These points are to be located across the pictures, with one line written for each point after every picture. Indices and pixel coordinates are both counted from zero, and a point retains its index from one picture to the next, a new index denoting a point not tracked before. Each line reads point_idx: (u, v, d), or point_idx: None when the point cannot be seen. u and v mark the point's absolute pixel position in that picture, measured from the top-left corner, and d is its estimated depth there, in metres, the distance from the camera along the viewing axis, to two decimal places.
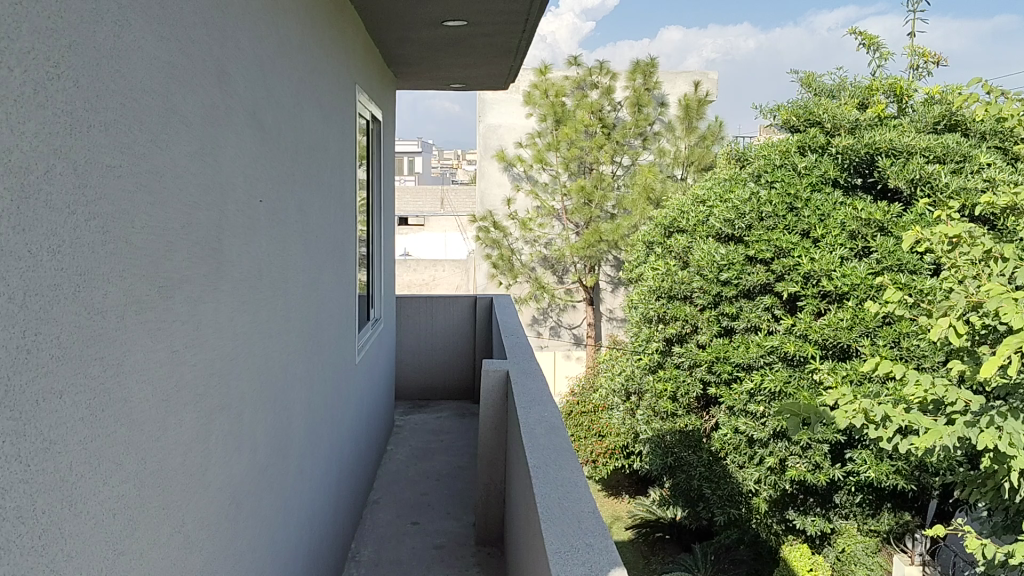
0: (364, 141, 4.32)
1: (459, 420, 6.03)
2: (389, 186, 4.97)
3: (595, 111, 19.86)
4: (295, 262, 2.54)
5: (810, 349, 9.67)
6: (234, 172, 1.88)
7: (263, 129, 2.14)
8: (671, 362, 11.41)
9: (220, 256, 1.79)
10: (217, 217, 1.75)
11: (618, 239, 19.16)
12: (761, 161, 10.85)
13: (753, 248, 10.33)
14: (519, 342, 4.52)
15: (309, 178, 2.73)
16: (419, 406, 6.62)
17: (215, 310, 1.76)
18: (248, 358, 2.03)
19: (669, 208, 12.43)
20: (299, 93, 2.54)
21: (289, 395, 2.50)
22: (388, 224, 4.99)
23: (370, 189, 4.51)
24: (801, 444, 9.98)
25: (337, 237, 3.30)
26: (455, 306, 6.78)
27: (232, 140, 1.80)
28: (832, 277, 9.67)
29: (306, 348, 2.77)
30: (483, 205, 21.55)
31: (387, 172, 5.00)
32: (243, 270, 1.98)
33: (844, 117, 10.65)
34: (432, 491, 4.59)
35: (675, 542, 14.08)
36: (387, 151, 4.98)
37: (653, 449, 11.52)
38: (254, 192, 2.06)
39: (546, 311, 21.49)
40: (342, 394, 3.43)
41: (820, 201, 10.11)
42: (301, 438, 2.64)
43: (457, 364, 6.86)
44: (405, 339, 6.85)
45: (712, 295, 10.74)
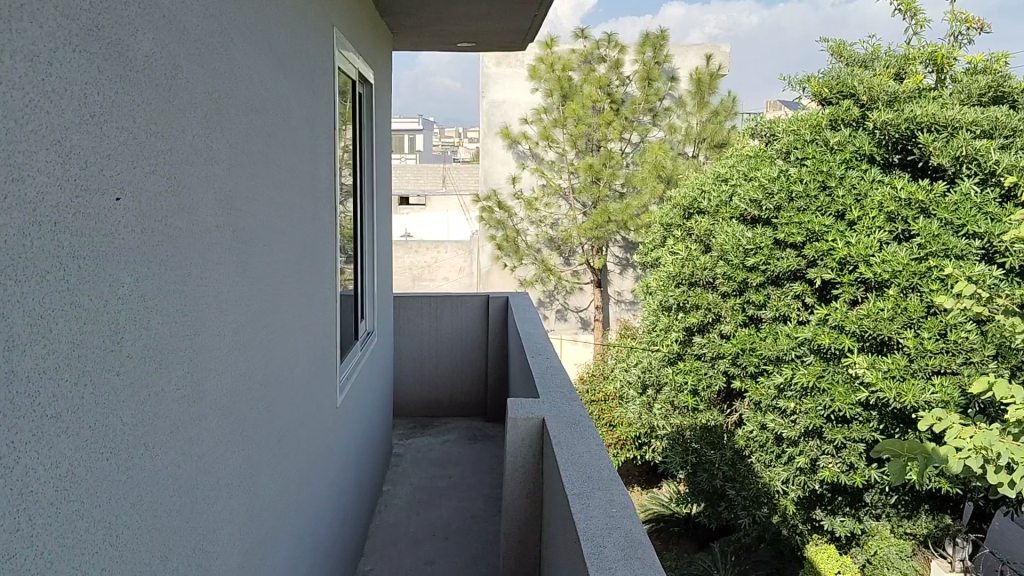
0: (348, 109, 3.48)
1: (468, 448, 5.26)
2: (383, 171, 4.19)
3: (603, 87, 18.97)
4: (231, 287, 1.71)
5: (846, 341, 8.89)
6: (71, 137, 1.00)
7: (154, 63, 1.26)
8: (691, 354, 10.64)
9: (40, 307, 0.94)
10: (20, 233, 0.89)
11: (629, 220, 18.44)
12: (790, 136, 10.05)
13: (781, 231, 9.51)
14: (545, 370, 3.72)
15: (257, 159, 1.89)
16: (422, 425, 5.88)
17: (23, 410, 0.91)
18: (130, 479, 1.20)
19: (689, 187, 11.63)
20: (233, 26, 1.68)
21: (227, 500, 1.70)
22: (384, 217, 4.22)
23: (357, 172, 3.67)
24: (834, 443, 9.24)
25: (306, 236, 2.47)
26: (464, 308, 6.02)
27: (71, 84, 1.00)
28: (870, 263, 8.87)
29: (259, 403, 1.97)
30: (487, 184, 20.47)
31: (383, 154, 4.24)
32: (106, 322, 1.12)
33: (881, 89, 9.74)
34: (439, 558, 3.83)
35: (688, 536, 13.35)
36: (383, 131, 4.22)
37: (672, 446, 10.79)
38: (137, 170, 1.20)
39: (552, 294, 20.64)
40: (316, 453, 2.63)
41: (854, 179, 9.26)
42: (245, 558, 1.84)
43: (465, 374, 6.11)
44: (406, 344, 6.09)
45: (737, 281, 9.97)
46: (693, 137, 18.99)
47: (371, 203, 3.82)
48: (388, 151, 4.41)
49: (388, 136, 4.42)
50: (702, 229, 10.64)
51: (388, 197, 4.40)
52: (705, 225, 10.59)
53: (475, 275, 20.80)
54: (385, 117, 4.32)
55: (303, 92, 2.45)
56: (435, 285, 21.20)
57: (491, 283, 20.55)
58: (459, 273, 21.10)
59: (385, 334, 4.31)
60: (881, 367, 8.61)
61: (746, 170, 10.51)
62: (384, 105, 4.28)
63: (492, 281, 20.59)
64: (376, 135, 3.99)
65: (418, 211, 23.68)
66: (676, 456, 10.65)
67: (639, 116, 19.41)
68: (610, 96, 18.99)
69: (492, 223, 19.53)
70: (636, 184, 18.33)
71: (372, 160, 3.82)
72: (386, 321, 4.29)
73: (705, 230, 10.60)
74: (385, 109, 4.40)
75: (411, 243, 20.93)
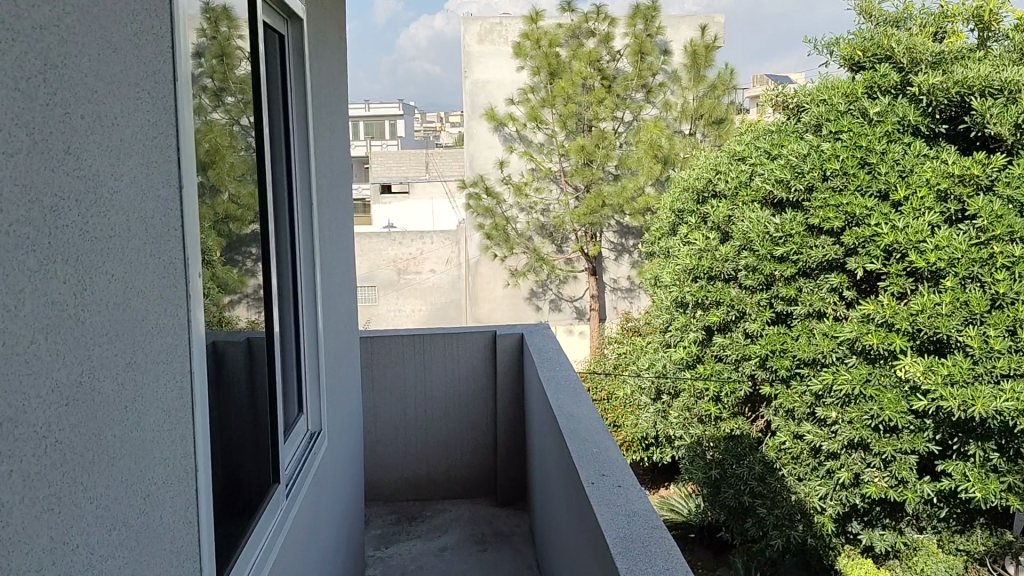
0: (255, 72, 2.17)
1: (475, 560, 4.10)
2: (333, 187, 3.01)
3: (593, 62, 17.68)
4: None
5: (897, 341, 7.72)
6: None
7: None
8: (710, 355, 9.43)
9: None
10: None
11: (625, 203, 17.19)
12: (819, 106, 8.86)
13: (815, 215, 8.33)
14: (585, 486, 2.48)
15: None
16: (409, 512, 4.70)
17: None
18: None
19: (700, 167, 10.44)
20: None
21: None
22: (337, 254, 3.03)
23: (277, 177, 2.37)
24: (881, 456, 8.11)
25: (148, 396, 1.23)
26: (461, 349, 4.83)
27: None
28: (922, 251, 7.65)
29: None
30: (473, 169, 19.31)
31: (333, 168, 3.04)
32: None
33: (925, 50, 8.54)
34: None
35: (703, 545, 12.13)
36: (330, 134, 3.01)
37: (691, 461, 9.56)
38: None
39: (545, 283, 19.39)
40: None
41: (898, 154, 8.07)
42: None
43: (466, 430, 4.95)
44: (386, 397, 4.87)
45: (764, 274, 8.79)
46: (690, 114, 17.73)
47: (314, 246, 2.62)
48: (342, 158, 3.23)
49: (342, 139, 3.24)
50: (720, 215, 9.44)
51: (346, 223, 3.22)
52: (722, 211, 9.38)
53: (464, 266, 19.65)
54: (336, 112, 3.13)
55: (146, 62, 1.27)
56: (422, 277, 19.99)
57: (481, 272, 19.42)
58: (446, 265, 19.88)
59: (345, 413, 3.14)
60: (939, 370, 7.48)
61: (769, 147, 9.32)
62: (331, 96, 3.07)
63: (481, 270, 19.45)
64: (318, 142, 2.78)
65: (401, 199, 22.44)
66: (698, 473, 9.40)
67: (632, 93, 18.20)
68: (601, 72, 17.73)
69: (479, 212, 18.19)
70: (632, 165, 17.09)
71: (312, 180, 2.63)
72: (345, 397, 3.12)
73: (724, 217, 9.40)
74: (337, 101, 3.20)
75: (394, 235, 19.75)
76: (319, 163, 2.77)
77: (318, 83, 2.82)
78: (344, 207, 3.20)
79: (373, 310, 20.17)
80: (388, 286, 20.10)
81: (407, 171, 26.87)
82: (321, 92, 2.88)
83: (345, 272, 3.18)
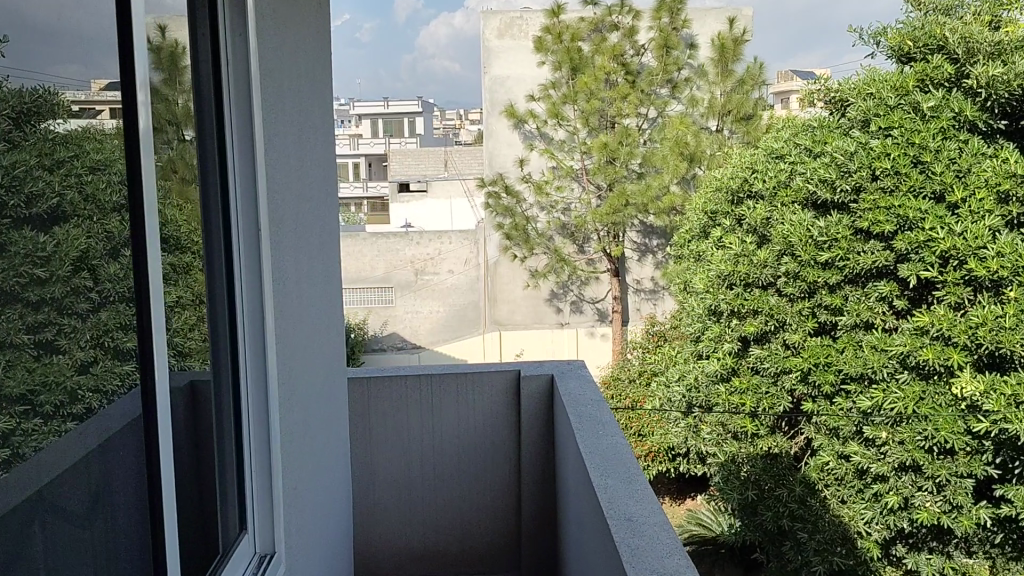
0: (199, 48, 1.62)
1: None
2: (309, 212, 2.42)
3: (617, 57, 17.08)
4: None
5: (954, 355, 7.13)
6: None
7: None
8: (746, 367, 8.82)
9: None
10: None
11: (649, 202, 16.53)
12: (866, 100, 8.29)
13: (863, 218, 7.76)
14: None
15: None
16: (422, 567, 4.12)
17: None
18: None
19: (733, 165, 9.80)
20: None
21: None
22: (314, 294, 2.44)
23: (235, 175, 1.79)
24: (935, 479, 7.47)
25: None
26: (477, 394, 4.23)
27: None
28: (982, 258, 7.05)
29: None
30: (492, 168, 18.82)
31: (308, 187, 2.44)
32: None
33: (983, 38, 7.84)
34: None
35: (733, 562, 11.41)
36: (304, 146, 2.41)
37: (722, 481, 8.94)
38: None
39: (566, 284, 18.92)
40: None
41: (953, 151, 7.48)
42: None
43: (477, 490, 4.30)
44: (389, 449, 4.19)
45: (806, 282, 8.19)
46: (717, 110, 17.06)
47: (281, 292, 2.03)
48: (322, 174, 2.63)
49: (321, 150, 2.64)
50: (758, 218, 8.82)
51: (325, 255, 2.63)
52: (760, 213, 8.79)
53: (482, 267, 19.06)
54: (311, 119, 2.53)
55: (61, 51, 1.08)
56: (440, 279, 19.12)
57: (500, 273, 19.03)
58: (464, 265, 19.10)
59: (324, 489, 2.54)
60: (1002, 390, 6.87)
61: (811, 145, 8.69)
62: (306, 95, 2.47)
63: (501, 270, 19.07)
64: (288, 157, 2.19)
65: (418, 198, 21.84)
66: (734, 493, 8.78)
67: (656, 88, 17.59)
68: (625, 66, 17.10)
69: (499, 211, 17.65)
70: (656, 163, 16.40)
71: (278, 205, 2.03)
72: (323, 468, 2.53)
73: (762, 220, 8.78)
74: (314, 104, 2.60)
75: (412, 235, 18.73)
76: (289, 183, 2.17)
77: (287, 81, 2.23)
78: (322, 235, 2.61)
79: (389, 311, 19.06)
80: (405, 286, 19.04)
81: (425, 169, 26.25)
82: (291, 91, 2.28)
83: (325, 314, 2.60)
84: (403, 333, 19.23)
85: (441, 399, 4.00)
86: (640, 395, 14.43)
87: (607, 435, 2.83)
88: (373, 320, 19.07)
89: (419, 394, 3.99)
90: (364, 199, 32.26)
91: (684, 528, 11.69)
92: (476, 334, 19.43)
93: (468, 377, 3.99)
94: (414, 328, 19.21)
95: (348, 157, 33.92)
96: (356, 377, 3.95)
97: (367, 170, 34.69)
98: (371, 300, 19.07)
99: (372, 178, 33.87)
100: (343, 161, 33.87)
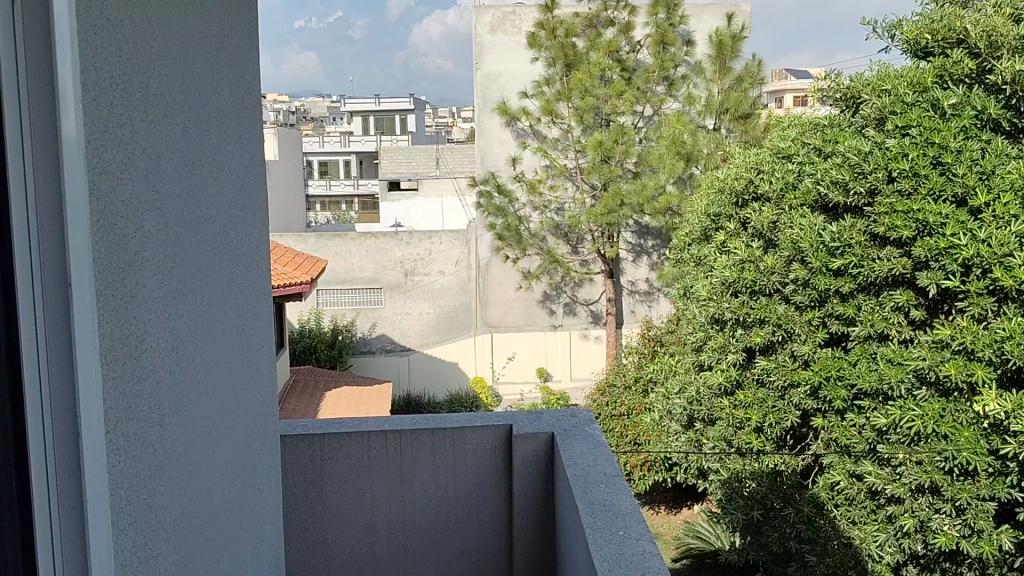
0: None
1: None
2: (218, 242, 1.82)
3: (612, 53, 16.54)
4: None
5: (978, 370, 6.63)
6: None
7: None
8: (751, 381, 8.33)
9: None
10: None
11: (645, 202, 16.03)
12: (882, 97, 7.82)
13: (878, 223, 7.28)
14: None
15: None
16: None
17: None
18: None
19: (738, 166, 9.33)
20: None
21: None
22: (224, 347, 1.85)
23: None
24: (954, 502, 6.95)
25: None
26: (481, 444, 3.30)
27: None
28: (1008, 267, 6.50)
29: None
30: (484, 166, 18.35)
31: (219, 207, 1.84)
32: None
33: (1008, 32, 7.36)
34: None
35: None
36: (213, 151, 1.80)
37: (725, 498, 8.62)
38: None
39: (558, 285, 18.49)
40: None
41: (976, 152, 6.99)
42: None
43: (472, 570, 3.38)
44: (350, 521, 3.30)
45: (817, 290, 7.71)
46: (715, 108, 16.39)
47: (143, 364, 1.43)
48: (248, 187, 2.03)
49: (247, 157, 2.03)
50: (764, 222, 8.33)
51: (247, 293, 2.02)
52: (767, 216, 8.30)
53: (474, 268, 18.61)
54: (229, 116, 1.91)
55: None
56: (430, 280, 18.49)
57: (491, 275, 18.68)
58: (455, 266, 18.50)
59: None
60: None
61: (821, 144, 8.20)
62: (221, 83, 1.86)
63: (492, 272, 18.72)
64: (172, 168, 1.58)
65: (408, 197, 21.26)
66: (739, 513, 8.47)
67: (653, 86, 17.11)
68: (621, 63, 16.61)
69: (490, 211, 16.91)
70: (652, 162, 15.86)
71: (140, 240, 1.43)
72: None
73: (769, 224, 8.29)
74: (239, 98, 1.99)
75: (402, 234, 17.96)
76: (172, 205, 1.57)
77: (179, 66, 1.63)
78: (242, 267, 1.99)
79: (377, 313, 18.35)
80: (394, 287, 18.37)
81: (416, 168, 25.66)
82: (188, 80, 1.67)
83: (245, 371, 1.98)
84: (392, 334, 18.49)
85: (411, 458, 3.27)
86: (637, 402, 13.94)
87: (633, 542, 2.31)
88: (361, 321, 18.37)
89: (384, 453, 3.26)
90: (354, 197, 31.63)
91: (681, 541, 11.21)
92: (466, 336, 18.78)
93: (445, 434, 3.28)
94: (403, 329, 18.51)
95: (339, 154, 33.29)
96: (292, 435, 3.21)
97: (357, 167, 34.05)
98: (359, 301, 18.36)
99: (363, 176, 33.25)
100: (334, 158, 33.21)
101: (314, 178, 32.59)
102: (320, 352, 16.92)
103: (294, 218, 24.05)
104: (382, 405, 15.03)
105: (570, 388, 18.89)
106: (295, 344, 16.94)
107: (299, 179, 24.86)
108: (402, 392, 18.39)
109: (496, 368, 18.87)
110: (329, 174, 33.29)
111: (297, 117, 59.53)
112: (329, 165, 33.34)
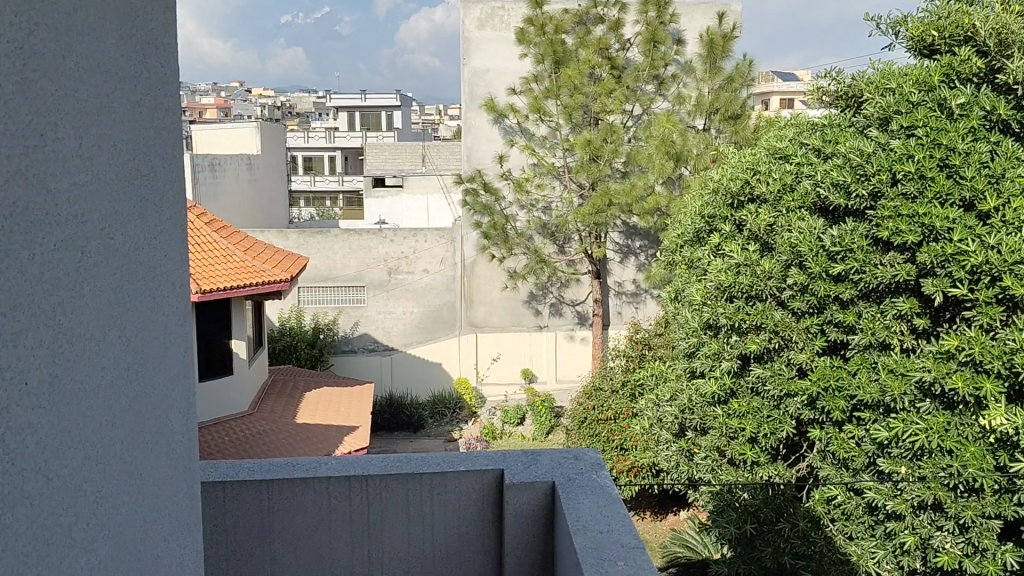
0: None
1: None
2: (80, 243, 1.39)
3: (602, 50, 16.24)
4: None
5: (986, 383, 6.34)
6: None
7: None
8: (745, 389, 8.00)
9: None
10: None
11: (633, 202, 15.67)
12: (886, 96, 7.53)
13: (881, 227, 6.96)
14: None
15: None
16: None
17: None
18: None
19: (733, 166, 9.02)
20: None
21: None
22: (86, 389, 1.41)
23: None
24: (958, 520, 6.67)
25: None
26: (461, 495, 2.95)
27: None
28: (1019, 275, 6.21)
29: None
30: (471, 163, 17.94)
31: (89, 199, 1.42)
32: None
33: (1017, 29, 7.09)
34: None
35: None
36: (81, 124, 1.39)
37: (715, 509, 8.27)
38: None
39: (545, 285, 18.22)
40: None
41: (985, 154, 6.69)
42: None
43: None
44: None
45: (816, 296, 7.38)
46: (705, 108, 16.05)
47: None
48: (139, 179, 1.62)
49: (138, 142, 1.62)
50: (761, 224, 8.02)
51: (134, 318, 1.61)
52: (764, 218, 7.99)
53: (459, 267, 18.19)
54: (115, 88, 1.51)
55: None
56: (414, 278, 18.01)
57: (477, 273, 18.32)
58: (440, 265, 18.05)
59: None
60: None
61: (820, 143, 7.89)
62: (98, 35, 1.45)
63: (477, 271, 18.37)
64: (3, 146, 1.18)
65: (393, 194, 20.85)
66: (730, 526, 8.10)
67: (642, 84, 16.80)
68: (610, 60, 16.29)
69: (477, 209, 16.53)
70: (641, 162, 15.54)
71: None
72: None
73: (766, 226, 7.98)
74: (136, 66, 1.60)
75: (386, 231, 17.53)
76: None
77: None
78: (127, 281, 1.57)
79: (360, 311, 17.89)
80: (378, 285, 17.88)
81: (401, 165, 25.22)
82: (38, 16, 1.26)
83: (121, 416, 1.56)
84: (375, 334, 18.04)
85: (379, 517, 2.93)
86: (624, 408, 13.62)
87: None
88: (343, 320, 17.92)
89: (347, 502, 2.91)
90: (339, 194, 31.14)
91: (667, 550, 10.92)
92: (451, 336, 18.38)
93: (423, 480, 2.93)
94: (385, 329, 18.04)
95: (324, 150, 32.77)
96: (214, 480, 2.89)
97: (343, 164, 33.56)
98: (341, 299, 17.91)
99: (348, 172, 32.75)
100: (319, 153, 32.71)
101: (298, 174, 32.09)
102: (300, 350, 16.51)
103: (276, 214, 23.57)
104: (362, 407, 14.68)
105: (555, 389, 18.54)
106: (274, 342, 16.52)
107: (282, 173, 24.37)
108: (384, 392, 17.99)
109: (480, 369, 18.57)
110: (314, 170, 32.78)
111: (283, 112, 58.91)
112: (313, 161, 32.83)
